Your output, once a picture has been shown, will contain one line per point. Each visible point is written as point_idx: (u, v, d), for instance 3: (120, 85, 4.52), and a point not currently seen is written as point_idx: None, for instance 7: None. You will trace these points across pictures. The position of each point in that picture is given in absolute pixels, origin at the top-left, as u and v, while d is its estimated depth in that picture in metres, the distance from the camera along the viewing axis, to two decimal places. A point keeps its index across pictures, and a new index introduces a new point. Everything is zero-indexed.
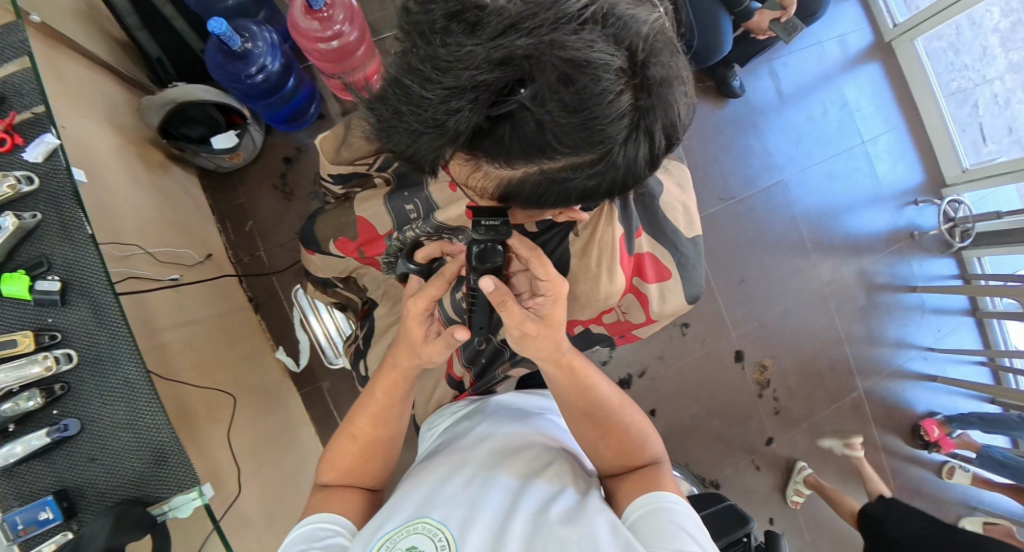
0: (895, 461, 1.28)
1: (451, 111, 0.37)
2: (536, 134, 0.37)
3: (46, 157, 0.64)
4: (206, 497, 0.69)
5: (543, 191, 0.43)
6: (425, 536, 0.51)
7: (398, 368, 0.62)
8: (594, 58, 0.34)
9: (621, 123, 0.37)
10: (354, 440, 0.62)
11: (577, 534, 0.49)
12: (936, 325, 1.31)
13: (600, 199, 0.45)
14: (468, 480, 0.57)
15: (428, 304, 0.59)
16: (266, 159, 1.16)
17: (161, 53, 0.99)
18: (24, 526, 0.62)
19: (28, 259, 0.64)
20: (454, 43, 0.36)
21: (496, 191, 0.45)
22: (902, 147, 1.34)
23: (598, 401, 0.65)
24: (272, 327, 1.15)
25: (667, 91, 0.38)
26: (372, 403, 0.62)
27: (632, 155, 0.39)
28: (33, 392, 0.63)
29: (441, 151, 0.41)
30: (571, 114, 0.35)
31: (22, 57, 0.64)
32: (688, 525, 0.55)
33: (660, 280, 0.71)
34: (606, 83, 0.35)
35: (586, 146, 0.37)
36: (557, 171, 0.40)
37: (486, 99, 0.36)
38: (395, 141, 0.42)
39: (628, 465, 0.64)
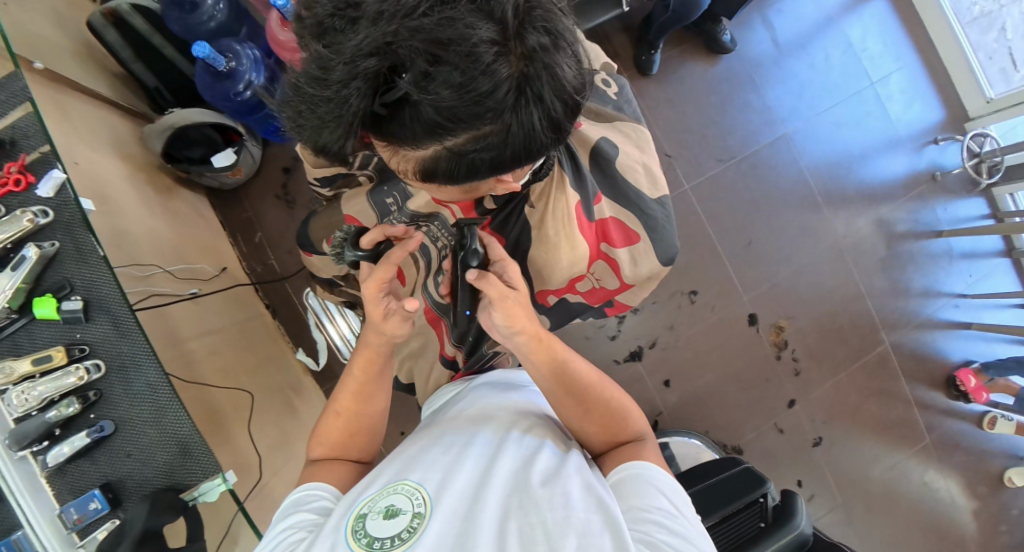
0: (931, 415, 1.23)
1: (343, 105, 0.38)
2: (425, 114, 0.37)
3: (56, 191, 0.72)
4: (230, 482, 0.76)
5: (456, 167, 0.43)
6: (404, 496, 0.51)
7: (371, 348, 0.64)
8: (459, 33, 0.34)
9: (504, 93, 0.36)
10: (339, 416, 0.65)
11: (552, 493, 0.48)
12: (968, 271, 1.24)
13: (516, 166, 0.45)
14: (447, 448, 0.57)
15: (379, 284, 0.61)
16: (266, 172, 1.25)
17: (157, 82, 1.08)
18: (79, 515, 0.70)
19: (53, 283, 0.72)
20: (336, 41, 0.37)
21: (417, 172, 0.46)
22: (917, 84, 1.26)
23: (575, 376, 0.61)
24: (290, 329, 1.24)
25: (552, 55, 0.37)
26: (352, 381, 0.65)
27: (527, 121, 0.38)
28: (72, 399, 0.71)
29: (350, 140, 0.42)
30: (449, 91, 0.35)
31: (24, 103, 0.72)
32: (663, 485, 0.52)
33: (628, 244, 0.69)
34: (477, 55, 0.34)
35: (475, 119, 0.37)
36: (461, 147, 0.40)
37: (371, 87, 0.37)
38: (309, 138, 0.44)
39: (613, 441, 0.61)
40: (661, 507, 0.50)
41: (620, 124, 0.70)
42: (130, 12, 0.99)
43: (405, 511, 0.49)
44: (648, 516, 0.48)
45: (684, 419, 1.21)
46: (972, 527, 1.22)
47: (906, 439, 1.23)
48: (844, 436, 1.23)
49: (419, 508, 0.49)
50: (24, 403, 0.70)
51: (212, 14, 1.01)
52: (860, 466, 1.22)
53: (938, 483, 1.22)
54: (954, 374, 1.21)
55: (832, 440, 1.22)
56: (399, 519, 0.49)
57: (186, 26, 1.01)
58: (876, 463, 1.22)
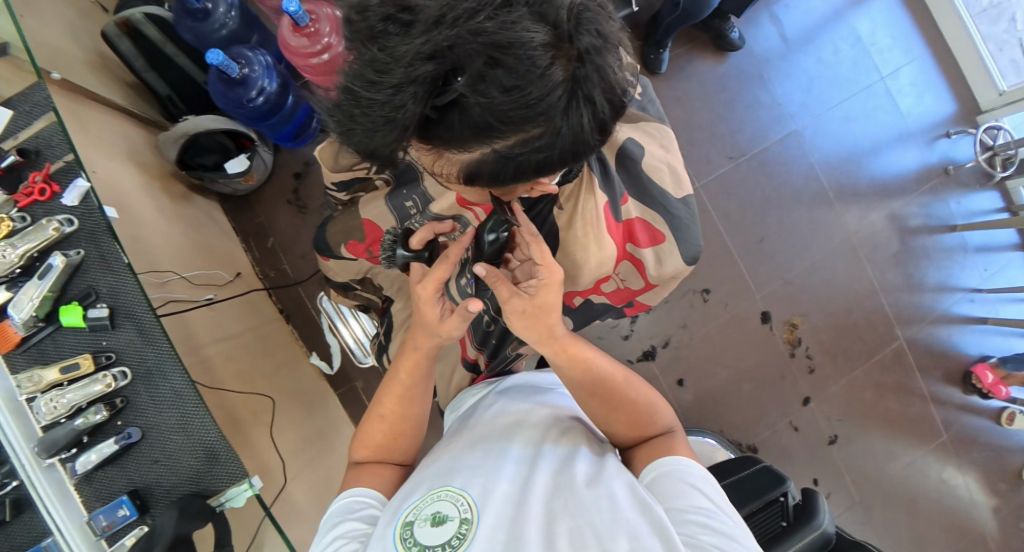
0: (947, 410, 1.23)
1: (396, 109, 0.38)
2: (478, 116, 0.38)
3: (81, 200, 0.73)
4: (256, 487, 0.76)
5: (501, 168, 0.43)
6: (449, 502, 0.52)
7: (421, 350, 0.63)
8: (516, 37, 0.34)
9: (556, 96, 0.37)
10: (383, 420, 0.64)
11: (596, 494, 0.51)
12: (982, 265, 1.24)
13: (558, 167, 0.45)
14: (484, 452, 0.59)
15: (437, 286, 0.59)
16: (278, 177, 1.26)
17: (170, 90, 1.09)
18: (108, 522, 0.70)
19: (79, 291, 0.73)
20: (388, 45, 0.37)
21: (460, 174, 0.46)
22: (928, 77, 1.26)
23: (602, 379, 0.62)
24: (304, 333, 1.24)
25: (602, 57, 0.38)
26: (397, 385, 0.64)
27: (576, 122, 0.39)
28: (99, 406, 0.72)
29: (398, 143, 0.42)
30: (504, 94, 0.36)
31: (47, 112, 0.73)
32: (700, 483, 0.54)
33: (653, 244, 0.70)
34: (533, 60, 0.35)
35: (527, 121, 0.38)
36: (508, 148, 0.41)
37: (426, 91, 0.37)
38: (357, 141, 0.44)
39: (641, 437, 0.62)
40: (702, 507, 0.51)
41: (644, 123, 0.69)
42: (143, 21, 0.98)
43: (452, 517, 0.51)
44: (691, 518, 0.50)
45: (699, 418, 1.22)
46: (991, 524, 1.21)
47: (923, 436, 1.23)
48: (860, 433, 1.22)
49: (466, 513, 0.51)
50: (53, 410, 0.70)
51: (223, 22, 1.02)
52: (876, 463, 1.22)
53: (956, 480, 1.22)
54: (971, 369, 1.21)
55: (847, 437, 1.22)
56: (447, 526, 0.51)
57: (198, 34, 1.01)
58: (893, 460, 1.22)
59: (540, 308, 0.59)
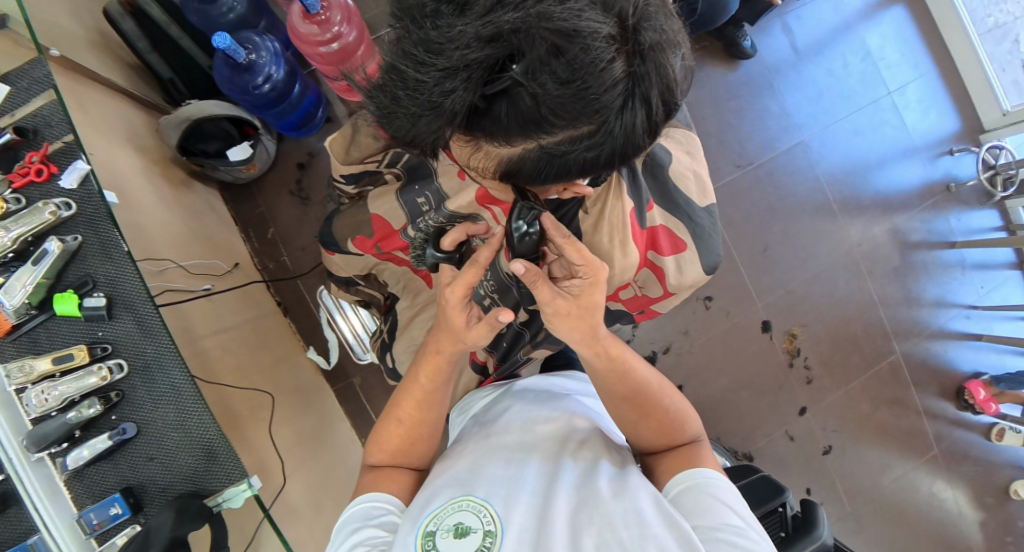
0: (939, 425, 1.25)
1: (445, 93, 0.36)
2: (532, 109, 0.35)
3: (80, 183, 0.69)
4: (255, 488, 0.73)
5: (543, 167, 0.41)
6: (472, 513, 0.52)
7: (442, 354, 0.61)
8: (581, 26, 0.33)
9: (615, 93, 0.35)
10: (401, 423, 0.62)
11: (623, 507, 0.50)
12: (979, 282, 1.26)
13: (602, 170, 0.43)
14: (505, 460, 0.58)
15: (467, 290, 0.57)
16: (280, 167, 1.22)
17: (172, 73, 1.05)
18: (99, 521, 0.68)
19: (75, 279, 0.70)
20: (443, 24, 0.35)
21: (498, 170, 0.44)
22: (933, 94, 1.28)
23: (638, 385, 0.62)
24: (302, 328, 1.22)
25: (663, 55, 0.36)
26: (417, 389, 0.62)
27: (630, 123, 0.37)
28: (93, 400, 0.69)
29: (440, 132, 0.39)
30: (563, 85, 0.34)
31: (47, 89, 0.70)
32: (729, 499, 0.54)
33: (675, 252, 0.69)
34: (596, 52, 0.33)
35: (581, 117, 0.35)
36: (556, 145, 0.38)
37: (478, 77, 0.35)
38: (397, 126, 0.41)
39: (671, 443, 0.62)
40: (733, 524, 0.51)
41: (672, 128, 0.68)
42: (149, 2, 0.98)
43: (475, 529, 0.51)
44: (720, 536, 0.50)
45: None
46: (978, 537, 1.24)
47: (916, 449, 1.24)
48: (855, 444, 1.24)
49: (489, 525, 0.51)
50: (44, 403, 0.67)
51: (231, 5, 0.99)
52: (868, 475, 1.23)
53: (945, 493, 1.24)
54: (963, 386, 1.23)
55: (841, 448, 1.23)
56: (471, 538, 0.50)
57: (205, 16, 0.98)
58: (886, 471, 1.23)
59: (583, 309, 0.57)
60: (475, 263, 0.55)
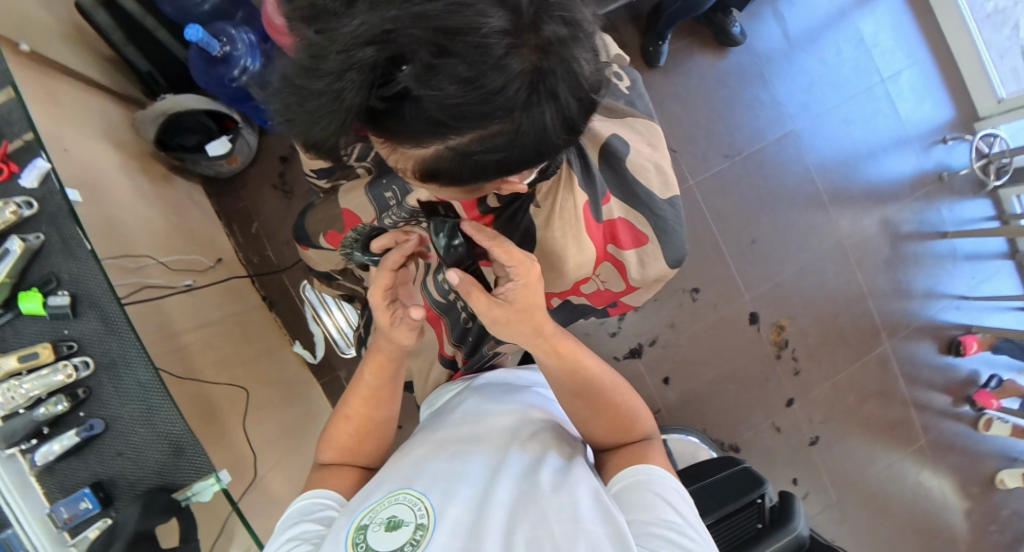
0: (927, 415, 1.23)
1: (338, 98, 0.35)
2: (431, 110, 0.34)
3: (41, 181, 0.70)
4: (224, 482, 0.74)
5: (460, 167, 0.40)
6: (406, 506, 0.51)
7: (383, 352, 0.62)
8: (471, 21, 0.31)
9: (515, 90, 0.33)
10: (348, 421, 0.63)
11: (559, 502, 0.49)
12: (970, 273, 1.23)
13: (524, 168, 0.42)
14: (450, 456, 0.58)
15: (384, 293, 0.59)
16: (263, 160, 1.22)
17: (150, 66, 1.05)
18: (69, 515, 0.68)
19: (40, 277, 0.70)
20: (329, 26, 0.34)
21: (418, 171, 0.43)
22: (926, 81, 1.24)
23: (594, 380, 0.61)
24: (287, 321, 1.22)
25: (569, 48, 0.34)
26: (362, 385, 0.63)
27: (539, 120, 0.36)
28: (60, 397, 0.69)
29: (343, 135, 0.38)
30: (457, 85, 0.32)
31: (6, 86, 0.69)
32: (670, 496, 0.53)
33: (637, 246, 0.68)
34: (487, 49, 0.31)
35: (484, 116, 0.34)
36: (466, 145, 0.37)
37: (370, 79, 0.33)
38: (304, 133, 0.40)
39: (621, 441, 0.62)
40: (669, 520, 0.50)
41: (631, 119, 0.68)
42: None
43: (408, 522, 0.50)
44: (655, 530, 0.49)
45: (682, 417, 1.21)
46: (963, 527, 1.22)
47: (904, 439, 1.23)
48: (843, 435, 1.22)
49: (421, 519, 0.50)
50: (10, 401, 0.67)
51: None
52: (855, 465, 1.22)
53: (931, 483, 1.22)
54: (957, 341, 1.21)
55: (829, 440, 1.22)
56: (403, 530, 0.50)
57: (180, 9, 0.98)
58: (872, 462, 1.22)
59: (519, 312, 0.56)
60: (386, 266, 0.58)
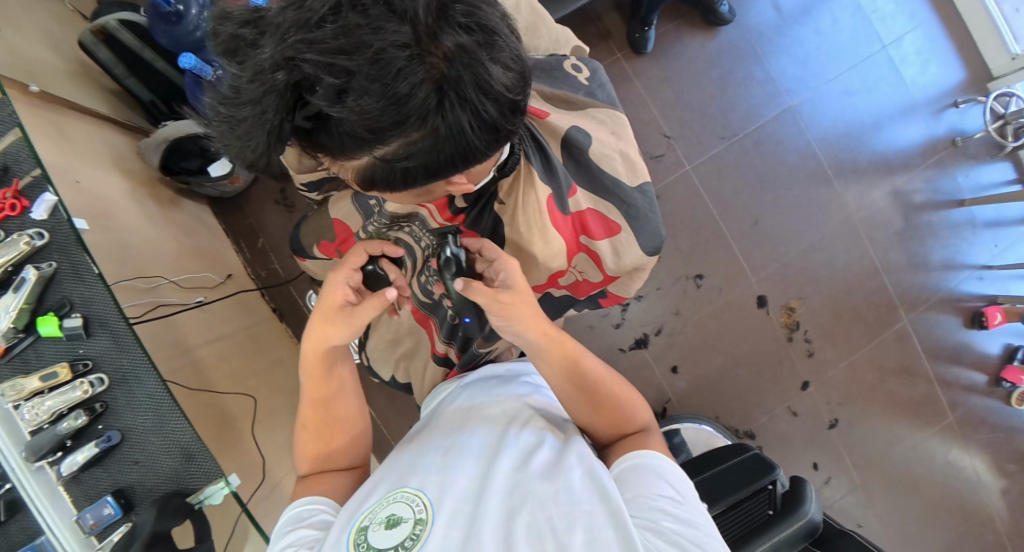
0: (954, 392, 1.18)
1: (260, 121, 0.37)
2: (345, 125, 0.36)
3: (50, 213, 0.76)
4: (233, 485, 0.78)
5: (394, 176, 0.42)
6: (404, 503, 0.54)
7: (315, 357, 0.66)
8: (365, 39, 0.33)
9: (423, 97, 0.34)
10: (308, 429, 0.67)
11: (554, 487, 0.53)
12: (992, 241, 1.17)
13: (459, 171, 0.43)
14: (443, 452, 0.60)
15: (345, 273, 0.65)
16: (265, 178, 1.27)
17: (152, 96, 1.11)
18: (94, 520, 0.73)
19: (54, 302, 0.76)
20: (246, 57, 0.37)
21: (360, 181, 0.45)
22: (933, 43, 1.18)
23: (585, 371, 0.63)
24: (297, 331, 1.27)
25: (474, 53, 0.35)
26: (309, 390, 0.67)
27: (455, 124, 0.37)
28: (79, 412, 0.74)
29: (274, 153, 0.41)
30: (364, 99, 0.34)
31: (14, 128, 0.76)
32: (667, 473, 0.56)
33: (609, 235, 0.68)
34: (388, 61, 0.33)
35: (397, 125, 0.35)
36: (391, 154, 0.39)
37: (285, 103, 0.36)
38: (246, 155, 0.42)
39: (620, 434, 0.63)
40: (666, 494, 0.53)
41: (592, 110, 0.69)
42: (118, 28, 1.02)
43: (407, 519, 0.53)
44: (656, 505, 0.52)
45: (693, 406, 1.20)
46: (1001, 508, 1.16)
47: (930, 418, 1.18)
48: (864, 416, 1.18)
49: (420, 514, 0.53)
50: (36, 416, 0.74)
51: (197, 25, 1.02)
52: (879, 446, 1.18)
53: (963, 462, 1.17)
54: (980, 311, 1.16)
55: (849, 422, 1.18)
56: (402, 527, 0.52)
57: (174, 38, 1.02)
58: (898, 444, 1.18)
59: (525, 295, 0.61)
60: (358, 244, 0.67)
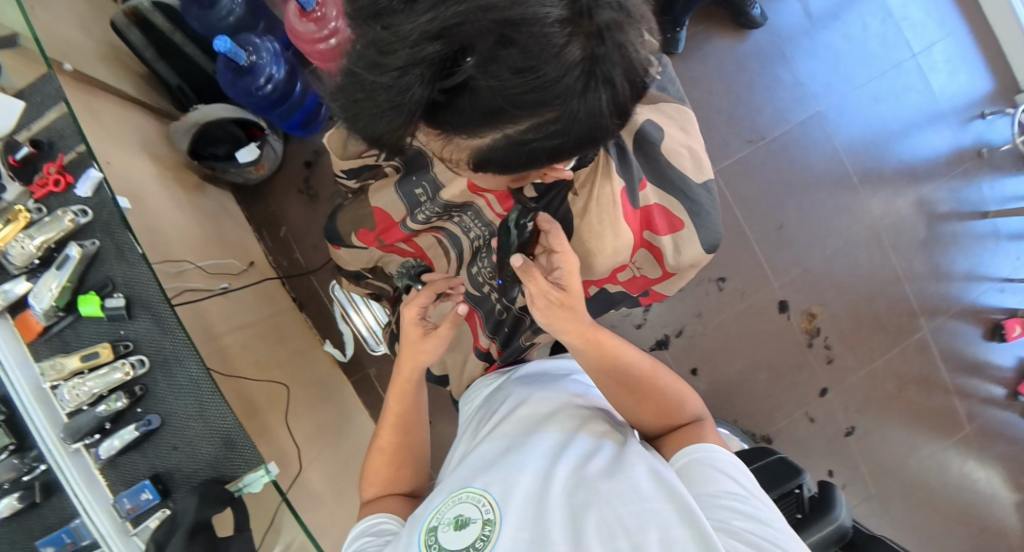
0: (971, 403, 1.20)
1: (400, 94, 0.37)
2: (489, 99, 0.37)
3: (94, 191, 0.74)
4: (273, 473, 0.75)
5: (513, 154, 0.43)
6: (471, 504, 0.55)
7: (401, 378, 0.68)
8: (531, 9, 0.32)
9: (574, 76, 0.35)
10: (383, 452, 0.67)
11: (619, 485, 0.53)
12: (1015, 253, 1.20)
13: (575, 153, 0.44)
14: (506, 451, 0.61)
15: (418, 307, 0.66)
16: (290, 166, 1.26)
17: (180, 80, 1.09)
18: (132, 505, 0.72)
19: (96, 282, 0.75)
20: (395, 23, 0.34)
21: (469, 160, 0.46)
22: (964, 53, 1.20)
23: (630, 368, 0.63)
24: (316, 323, 1.26)
25: (623, 31, 0.35)
26: (389, 413, 0.68)
27: (593, 104, 0.38)
28: (119, 394, 0.73)
29: (403, 130, 0.41)
30: (518, 74, 0.34)
31: (58, 103, 0.76)
32: (731, 469, 0.56)
33: (672, 231, 0.69)
34: (549, 37, 0.33)
35: (541, 104, 0.37)
36: (521, 133, 0.40)
37: (433, 74, 0.36)
38: (362, 128, 0.42)
39: (673, 424, 0.63)
40: (733, 491, 0.53)
41: (663, 104, 0.66)
42: (152, 12, 0.99)
43: (474, 520, 0.54)
44: (724, 503, 0.52)
45: (713, 408, 1.21)
46: (1013, 519, 1.19)
47: (946, 429, 1.20)
48: (880, 424, 1.20)
49: (487, 514, 0.54)
50: (76, 397, 0.73)
51: (230, 9, 1.01)
52: (892, 455, 1.20)
53: (977, 474, 1.19)
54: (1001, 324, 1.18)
55: (864, 429, 1.20)
56: (470, 528, 0.53)
57: (204, 22, 1.01)
58: (912, 453, 1.20)
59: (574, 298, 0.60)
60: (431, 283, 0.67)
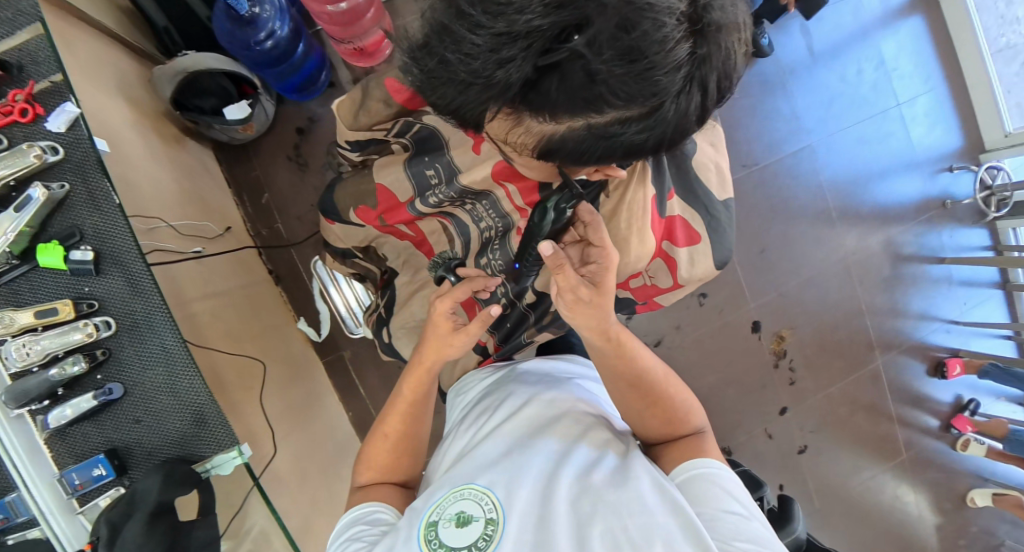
0: (910, 432, 1.29)
1: (501, 62, 0.36)
2: (587, 85, 0.36)
3: (69, 127, 0.66)
4: (246, 455, 0.71)
5: (587, 147, 0.42)
6: (473, 501, 0.54)
7: (423, 365, 0.66)
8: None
9: (677, 73, 0.36)
10: (387, 438, 0.66)
11: (624, 496, 0.52)
12: (964, 297, 1.30)
13: (644, 155, 0.45)
14: (511, 448, 0.59)
15: (453, 301, 0.64)
16: (279, 130, 1.18)
17: (167, 22, 1.01)
18: (81, 481, 0.65)
19: (61, 230, 0.66)
20: None
21: (537, 147, 0.45)
22: (940, 108, 1.29)
23: (645, 372, 0.63)
24: (291, 298, 1.19)
25: (725, 35, 0.37)
26: (402, 400, 0.66)
27: (683, 107, 0.39)
28: (77, 357, 0.66)
29: (485, 103, 0.40)
30: (630, 61, 0.34)
31: (33, 23, 0.66)
32: (733, 487, 0.55)
33: (690, 244, 0.71)
34: (666, 29, 0.34)
35: (639, 98, 0.37)
36: (605, 126, 0.40)
37: (541, 48, 0.35)
38: (441, 94, 0.42)
39: (675, 434, 0.63)
40: (734, 511, 0.53)
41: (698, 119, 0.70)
42: None
43: (478, 517, 0.53)
44: (725, 522, 0.52)
45: None
46: (933, 539, 1.30)
47: (887, 454, 1.29)
48: (830, 445, 1.27)
49: (490, 513, 0.53)
50: (24, 357, 0.64)
51: None
52: (838, 475, 1.27)
53: (909, 497, 1.29)
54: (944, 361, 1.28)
55: (816, 448, 1.27)
56: (474, 525, 0.53)
57: None
58: (856, 474, 1.28)
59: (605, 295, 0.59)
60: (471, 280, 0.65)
